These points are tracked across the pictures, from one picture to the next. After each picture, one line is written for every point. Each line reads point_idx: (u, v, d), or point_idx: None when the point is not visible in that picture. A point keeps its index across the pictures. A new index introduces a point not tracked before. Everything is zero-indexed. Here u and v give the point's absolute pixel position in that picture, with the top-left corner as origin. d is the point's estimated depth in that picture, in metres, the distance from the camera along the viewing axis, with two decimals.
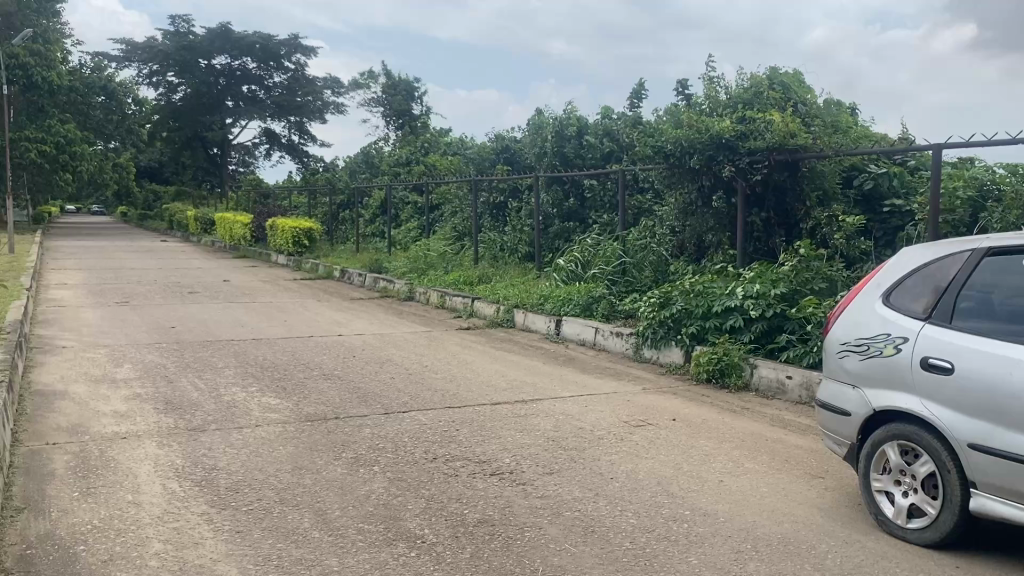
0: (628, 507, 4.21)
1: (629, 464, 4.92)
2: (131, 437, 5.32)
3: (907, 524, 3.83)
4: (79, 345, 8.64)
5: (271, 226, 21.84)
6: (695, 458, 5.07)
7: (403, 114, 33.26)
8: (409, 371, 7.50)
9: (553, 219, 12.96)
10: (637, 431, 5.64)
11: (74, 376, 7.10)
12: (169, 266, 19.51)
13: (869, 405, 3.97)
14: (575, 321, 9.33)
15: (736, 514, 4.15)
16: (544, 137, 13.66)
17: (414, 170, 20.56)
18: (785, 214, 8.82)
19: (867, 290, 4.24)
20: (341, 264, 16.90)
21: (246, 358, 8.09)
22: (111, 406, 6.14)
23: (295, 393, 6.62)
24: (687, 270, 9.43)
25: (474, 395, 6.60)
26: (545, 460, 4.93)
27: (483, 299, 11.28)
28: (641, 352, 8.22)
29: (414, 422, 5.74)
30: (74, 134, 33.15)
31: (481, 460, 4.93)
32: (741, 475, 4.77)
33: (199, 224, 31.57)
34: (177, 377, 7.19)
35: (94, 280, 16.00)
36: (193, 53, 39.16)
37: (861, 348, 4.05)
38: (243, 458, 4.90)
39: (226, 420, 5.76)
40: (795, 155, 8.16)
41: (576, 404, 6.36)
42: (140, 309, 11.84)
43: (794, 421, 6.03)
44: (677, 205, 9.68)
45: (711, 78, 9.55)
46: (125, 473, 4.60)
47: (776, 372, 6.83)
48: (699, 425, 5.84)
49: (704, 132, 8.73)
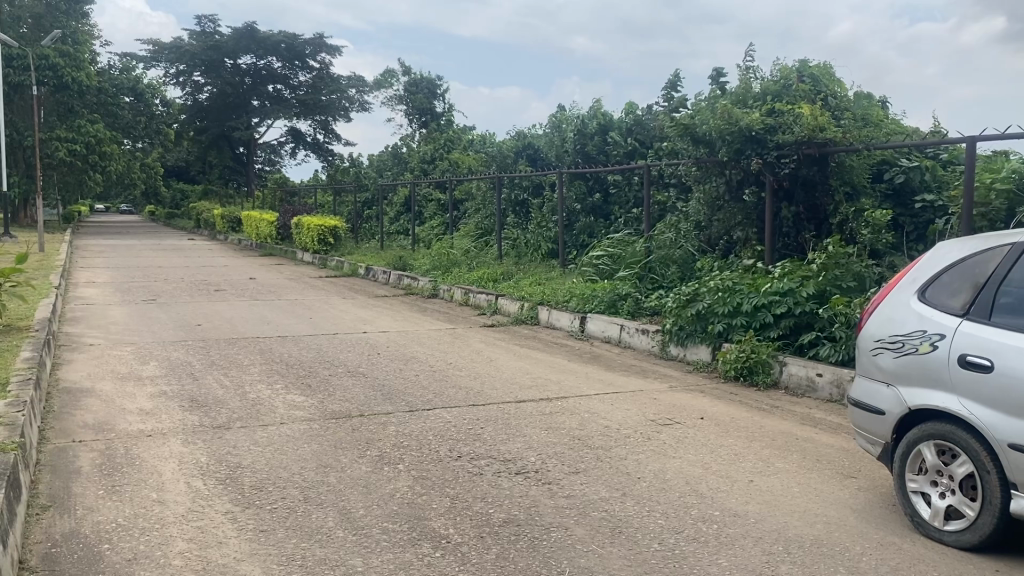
0: (656, 507, 4.13)
1: (656, 463, 4.85)
2: (157, 435, 5.32)
3: (945, 526, 3.73)
4: (107, 343, 8.69)
5: (296, 224, 21.93)
6: (723, 458, 4.99)
7: (426, 112, 33.29)
8: (433, 368, 7.46)
9: (577, 215, 12.86)
10: (664, 430, 5.56)
11: (101, 374, 7.13)
12: (195, 264, 19.66)
13: (904, 403, 3.86)
14: (600, 319, 9.26)
15: (767, 514, 4.07)
16: (567, 133, 13.61)
17: (437, 167, 20.57)
18: (813, 209, 8.68)
19: (901, 285, 4.14)
20: (366, 262, 16.93)
21: (272, 356, 8.09)
22: (136, 403, 6.15)
23: (319, 390, 6.60)
24: (714, 266, 9.32)
25: (499, 393, 6.55)
26: (571, 459, 4.87)
27: (508, 296, 11.24)
28: (667, 349, 8.15)
29: (439, 419, 5.70)
30: (103, 134, 33.54)
31: (506, 459, 4.87)
32: (771, 475, 4.68)
33: (226, 223, 31.83)
34: (203, 375, 7.20)
35: (123, 278, 16.16)
36: (219, 52, 39.46)
37: (895, 345, 3.95)
38: (267, 456, 4.88)
39: (251, 418, 5.75)
40: (825, 148, 8.01)
41: (602, 402, 6.29)
42: (167, 307, 11.91)
43: (825, 420, 5.92)
44: (704, 199, 9.58)
45: (745, 69, 9.39)
46: (150, 472, 4.59)
47: (806, 370, 6.72)
48: (727, 424, 5.75)
49: (733, 122, 8.56)
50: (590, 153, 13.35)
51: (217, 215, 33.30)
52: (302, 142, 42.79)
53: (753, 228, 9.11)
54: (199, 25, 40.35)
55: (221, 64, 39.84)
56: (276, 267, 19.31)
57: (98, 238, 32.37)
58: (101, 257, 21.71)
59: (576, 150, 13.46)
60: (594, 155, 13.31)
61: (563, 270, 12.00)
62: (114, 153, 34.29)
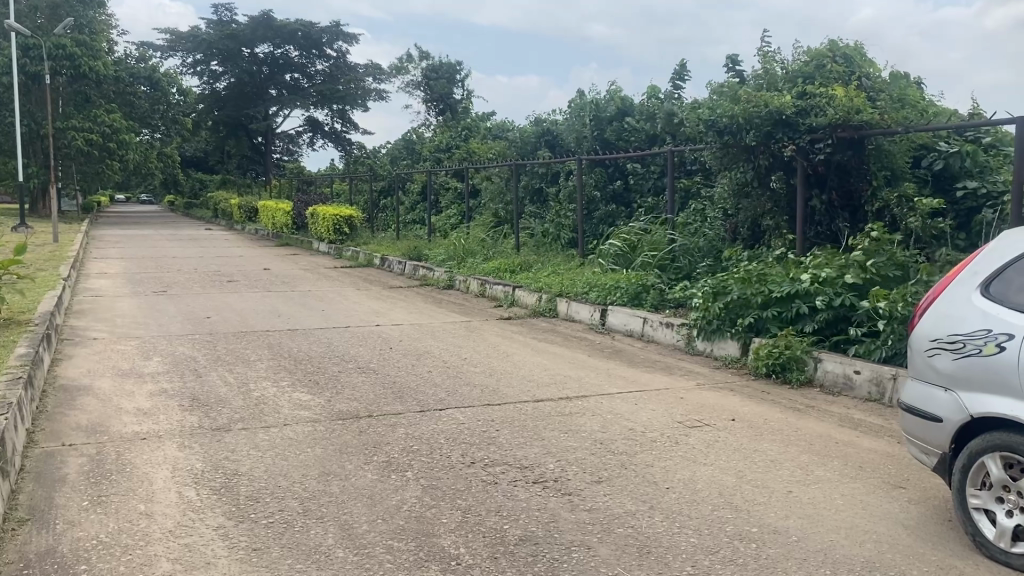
0: (686, 523, 3.77)
1: (685, 471, 4.48)
2: (152, 438, 5.01)
3: (1013, 548, 3.34)
4: (112, 337, 8.42)
5: (311, 214, 21.64)
6: (759, 465, 4.61)
7: (445, 99, 32.96)
8: (447, 364, 7.12)
9: (596, 204, 12.44)
10: (693, 433, 5.19)
11: (101, 370, 6.85)
12: (209, 254, 19.41)
13: (965, 410, 3.47)
14: (621, 311, 8.89)
15: (810, 533, 3.69)
16: (585, 119, 13.18)
17: (454, 155, 20.21)
18: (848, 195, 8.27)
19: (960, 280, 3.71)
20: (381, 251, 16.63)
21: (279, 350, 7.79)
22: (134, 402, 5.86)
23: (327, 388, 6.27)
24: (742, 256, 8.94)
25: (516, 391, 6.19)
26: (594, 467, 4.51)
27: (525, 287, 10.87)
28: (694, 344, 7.79)
29: (451, 420, 5.35)
30: (119, 124, 33.38)
31: (523, 465, 4.52)
32: (812, 485, 4.30)
33: (243, 212, 31.67)
34: (207, 371, 6.89)
35: (135, 269, 15.91)
36: (236, 41, 39.25)
37: (954, 346, 3.55)
38: (268, 462, 4.55)
39: (253, 419, 5.43)
40: (860, 132, 7.59)
41: (624, 401, 5.93)
42: (178, 298, 11.65)
43: (866, 421, 5.53)
44: (730, 186, 9.15)
45: (765, 55, 8.92)
46: (141, 480, 4.27)
47: (843, 367, 6.33)
48: (760, 426, 5.36)
49: (761, 104, 8.13)
50: (608, 139, 12.92)
51: (234, 206, 33.17)
52: (320, 131, 42.54)
53: (783, 216, 8.67)
54: (216, 13, 40.14)
55: (238, 53, 39.65)
56: (291, 257, 19.07)
57: (115, 228, 32.32)
58: (116, 247, 21.63)
59: (593, 135, 13.03)
60: (612, 142, 12.88)
61: (583, 259, 11.63)
62: (131, 143, 34.14)
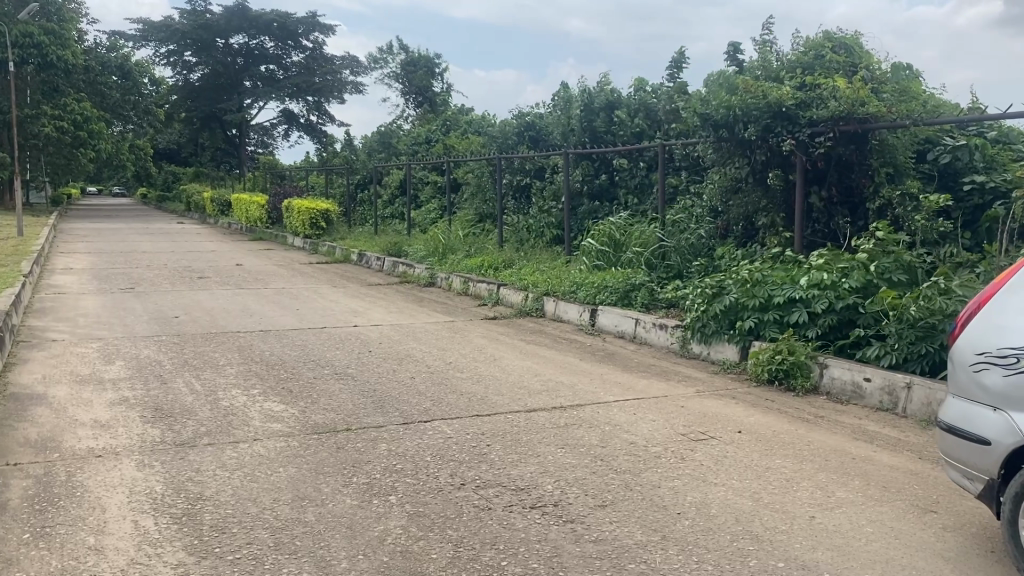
0: (704, 557, 3.38)
1: (696, 493, 4.09)
2: (108, 455, 4.54)
3: None
4: (73, 338, 7.90)
5: (287, 208, 21.10)
6: (774, 485, 4.24)
7: (422, 92, 32.38)
8: (431, 370, 6.69)
9: (583, 199, 12.05)
10: (699, 447, 4.81)
11: (58, 377, 6.35)
12: (180, 249, 18.82)
13: (1018, 432, 3.11)
14: (611, 311, 8.50)
15: (843, 568, 3.32)
16: (573, 112, 12.70)
17: (434, 148, 19.69)
18: (848, 192, 7.92)
19: (1009, 285, 3.33)
20: (359, 247, 16.13)
21: (251, 354, 7.33)
22: (92, 413, 5.39)
23: (302, 396, 5.83)
24: (737, 254, 8.57)
25: (505, 400, 5.78)
26: (597, 488, 4.11)
27: (510, 285, 10.45)
28: (689, 347, 7.43)
29: (437, 434, 4.94)
30: (90, 113, 32.55)
31: (518, 487, 4.11)
32: (836, 510, 3.93)
33: (216, 206, 31.01)
34: (172, 377, 6.42)
35: (103, 264, 15.32)
36: (210, 31, 38.53)
37: (1006, 361, 3.19)
38: (236, 485, 4.11)
39: (220, 433, 4.97)
40: (864, 125, 7.20)
41: (623, 411, 5.54)
42: (145, 296, 11.13)
43: (881, 434, 5.18)
44: (723, 182, 8.77)
45: (763, 44, 8.55)
46: (92, 507, 3.80)
47: (851, 374, 5.98)
48: (770, 440, 4.99)
49: (760, 95, 7.73)
50: (597, 132, 12.43)
51: (207, 198, 32.47)
52: (296, 123, 41.83)
53: (779, 213, 8.27)
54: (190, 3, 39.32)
55: (212, 44, 38.93)
56: (265, 252, 18.54)
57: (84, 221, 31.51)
58: (83, 241, 20.89)
59: (581, 128, 12.55)
60: (601, 135, 12.37)
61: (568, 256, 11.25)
62: (102, 133, 33.29)
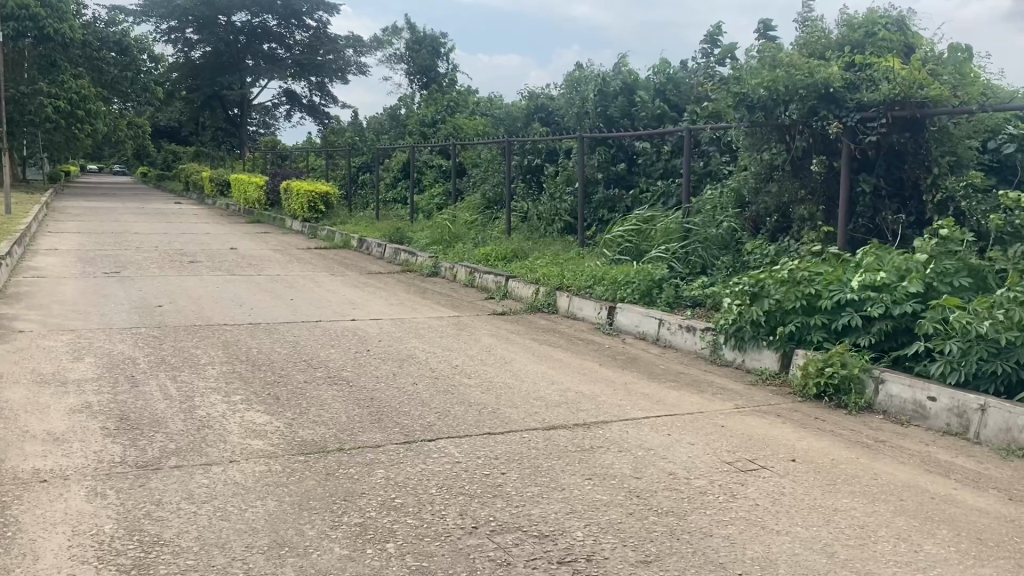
0: None
1: (758, 545, 3.39)
2: (56, 481, 3.84)
3: None
4: (42, 329, 7.19)
5: (285, 189, 20.34)
6: (848, 534, 3.54)
7: (426, 71, 31.56)
8: (435, 374, 5.99)
9: (596, 186, 11.30)
10: (750, 481, 4.11)
11: (16, 376, 5.64)
12: (174, 231, 18.04)
13: None
14: (633, 309, 7.77)
15: None
16: (590, 91, 11.82)
17: (439, 131, 18.93)
18: (897, 184, 7.16)
19: None
20: (359, 233, 15.44)
21: (236, 351, 6.61)
22: (46, 423, 4.68)
23: (289, 405, 5.13)
24: (770, 251, 7.85)
25: (520, 414, 5.08)
26: (637, 538, 3.40)
27: (519, 277, 9.75)
28: (721, 352, 6.72)
29: (443, 458, 4.24)
30: (87, 90, 31.65)
31: (542, 533, 3.42)
32: (930, 572, 3.22)
33: (215, 186, 30.26)
34: (145, 378, 5.72)
35: (91, 245, 14.57)
36: (212, 9, 37.45)
37: None
38: (202, 525, 3.40)
39: (191, 452, 4.27)
40: (922, 110, 6.46)
41: (655, 432, 4.83)
42: (130, 281, 10.39)
43: (956, 465, 4.47)
44: (756, 170, 8.03)
45: (808, 21, 7.82)
46: (23, 555, 3.10)
47: (912, 392, 5.27)
48: (830, 472, 4.28)
49: (804, 72, 6.99)
50: (612, 117, 11.66)
51: (206, 178, 31.70)
52: (297, 103, 41.11)
53: (820, 205, 7.52)
54: None
55: (214, 22, 37.92)
56: (263, 236, 17.84)
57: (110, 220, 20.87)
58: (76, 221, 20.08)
59: (596, 112, 11.75)
60: (616, 119, 11.62)
61: (581, 247, 10.54)
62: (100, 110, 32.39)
